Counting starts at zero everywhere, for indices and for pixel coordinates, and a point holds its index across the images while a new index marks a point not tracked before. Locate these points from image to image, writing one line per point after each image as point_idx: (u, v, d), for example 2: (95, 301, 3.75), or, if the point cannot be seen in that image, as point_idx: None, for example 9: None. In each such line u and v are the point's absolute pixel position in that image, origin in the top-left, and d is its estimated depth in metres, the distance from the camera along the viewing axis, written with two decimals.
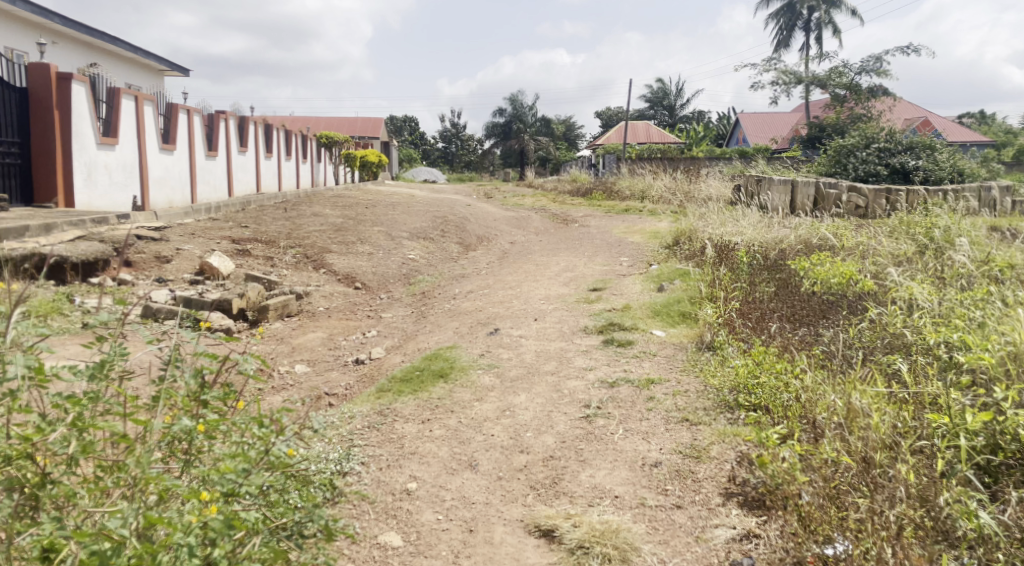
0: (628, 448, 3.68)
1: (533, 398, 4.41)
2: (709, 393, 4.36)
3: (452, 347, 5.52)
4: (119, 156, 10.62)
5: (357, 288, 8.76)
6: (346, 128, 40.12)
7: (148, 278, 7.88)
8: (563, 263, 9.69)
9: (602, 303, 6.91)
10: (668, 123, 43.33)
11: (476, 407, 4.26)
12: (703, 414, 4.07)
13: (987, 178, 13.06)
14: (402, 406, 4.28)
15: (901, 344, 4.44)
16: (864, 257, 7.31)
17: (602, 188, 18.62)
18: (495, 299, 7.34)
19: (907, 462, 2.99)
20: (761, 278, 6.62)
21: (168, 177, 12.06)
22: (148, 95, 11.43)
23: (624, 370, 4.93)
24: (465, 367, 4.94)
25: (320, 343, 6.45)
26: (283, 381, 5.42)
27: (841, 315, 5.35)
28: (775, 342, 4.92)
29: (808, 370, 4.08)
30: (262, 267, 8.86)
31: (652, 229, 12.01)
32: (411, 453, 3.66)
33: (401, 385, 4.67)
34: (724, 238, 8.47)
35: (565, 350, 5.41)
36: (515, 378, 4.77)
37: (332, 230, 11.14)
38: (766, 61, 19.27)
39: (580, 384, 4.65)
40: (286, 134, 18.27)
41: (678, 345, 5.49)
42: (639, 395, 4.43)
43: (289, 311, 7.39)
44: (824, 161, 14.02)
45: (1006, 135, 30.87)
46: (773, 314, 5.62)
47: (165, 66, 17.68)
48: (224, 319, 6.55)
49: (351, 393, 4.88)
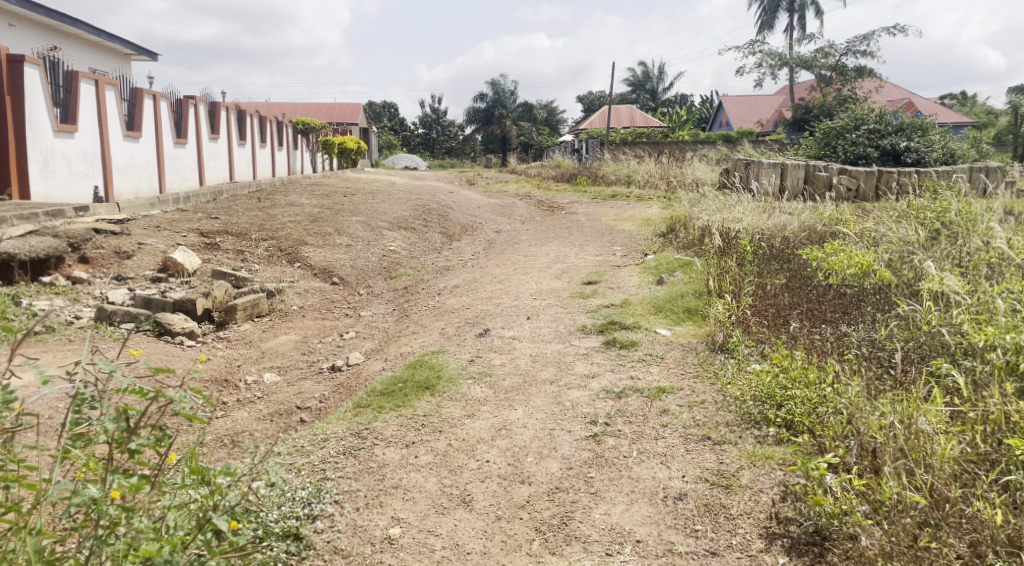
0: (646, 476, 3.17)
1: (532, 413, 3.90)
2: (731, 404, 3.87)
3: (438, 352, 5.00)
4: (78, 145, 9.95)
5: (335, 284, 8.20)
6: (324, 115, 39.32)
7: (106, 276, 7.29)
8: (553, 253, 9.19)
9: (599, 298, 6.41)
10: (650, 107, 42.82)
11: (468, 425, 3.75)
12: (727, 431, 3.59)
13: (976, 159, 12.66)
14: (383, 426, 3.75)
15: (940, 347, 3.98)
16: (876, 245, 6.85)
17: (587, 173, 18.11)
18: (482, 295, 6.82)
19: (989, 503, 2.53)
20: (770, 269, 6.17)
21: (134, 166, 11.41)
22: (110, 79, 10.74)
23: (631, 377, 4.42)
24: (453, 376, 4.42)
25: (293, 347, 5.89)
26: (251, 393, 4.88)
27: (865, 313, 4.88)
28: (799, 344, 4.46)
29: (848, 380, 3.62)
30: (231, 262, 8.27)
31: (643, 216, 11.53)
32: (393, 487, 3.14)
33: (382, 399, 4.13)
34: (723, 225, 7.98)
35: (564, 354, 4.90)
36: (511, 389, 4.25)
37: (308, 220, 10.52)
38: (751, 45, 24.34)
39: (583, 395, 4.14)
40: (259, 120, 17.60)
41: (687, 346, 5.00)
42: (650, 407, 3.94)
43: (259, 310, 6.83)
44: (814, 145, 13.58)
45: (989, 115, 30.83)
46: (789, 311, 5.15)
47: (132, 48, 16.88)
48: (187, 322, 5.97)
49: (326, 408, 4.34)
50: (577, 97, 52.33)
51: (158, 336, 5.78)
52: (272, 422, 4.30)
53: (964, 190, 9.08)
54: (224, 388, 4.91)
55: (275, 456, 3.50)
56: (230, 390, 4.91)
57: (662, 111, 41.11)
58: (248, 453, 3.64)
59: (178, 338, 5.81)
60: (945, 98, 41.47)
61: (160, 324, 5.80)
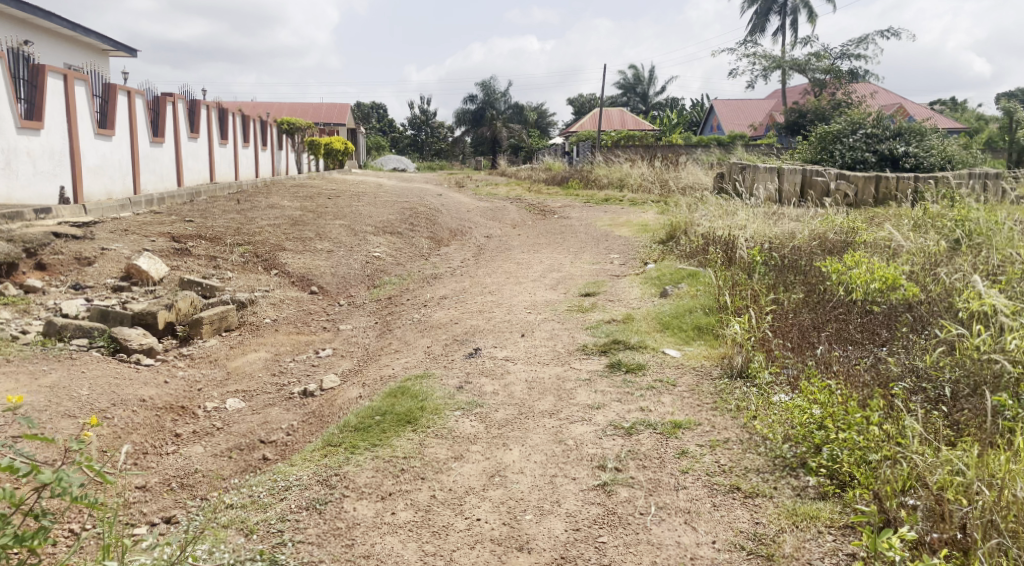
0: (668, 541, 2.73)
1: (530, 455, 3.37)
2: (761, 446, 3.36)
3: (423, 376, 4.44)
4: (45, 142, 9.35)
5: (314, 293, 7.65)
6: (311, 115, 38.69)
7: (63, 285, 6.71)
8: (547, 261, 8.64)
9: (600, 312, 5.89)
10: (640, 110, 42.39)
11: (455, 470, 3.21)
12: (760, 480, 3.08)
13: (975, 166, 12.25)
14: (356, 471, 3.22)
15: (999, 380, 3.49)
16: (892, 256, 6.36)
17: (579, 176, 17.60)
18: (472, 308, 6.26)
19: None
20: (781, 280, 5.68)
21: (106, 166, 10.80)
22: (80, 75, 10.14)
23: (642, 409, 3.89)
24: (439, 408, 3.87)
25: (263, 366, 5.32)
26: (209, 423, 4.29)
27: (901, 337, 4.40)
28: (832, 373, 3.97)
29: (901, 425, 3.15)
30: (202, 268, 7.70)
31: (640, 222, 11.03)
32: (363, 557, 2.72)
33: (356, 437, 3.58)
34: (727, 233, 7.48)
35: (563, 380, 4.35)
36: (505, 424, 3.70)
37: (288, 224, 9.96)
38: (743, 47, 23.94)
39: (589, 430, 3.60)
40: (241, 119, 16.98)
41: (701, 371, 4.47)
42: (666, 447, 3.41)
43: (228, 324, 6.24)
44: (808, 149, 13.09)
45: (978, 122, 30.70)
46: (813, 331, 4.66)
47: (108, 44, 16.19)
48: (145, 337, 5.41)
49: (292, 444, 3.79)
50: (567, 100, 51.67)
51: (112, 353, 5.23)
52: (230, 459, 3.76)
53: (972, 198, 8.61)
54: (179, 416, 4.34)
55: (225, 513, 3.02)
56: (186, 419, 4.33)
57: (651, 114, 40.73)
58: (196, 511, 3.13)
59: (134, 356, 5.25)
60: (936, 105, 41.08)
61: (115, 339, 5.26)
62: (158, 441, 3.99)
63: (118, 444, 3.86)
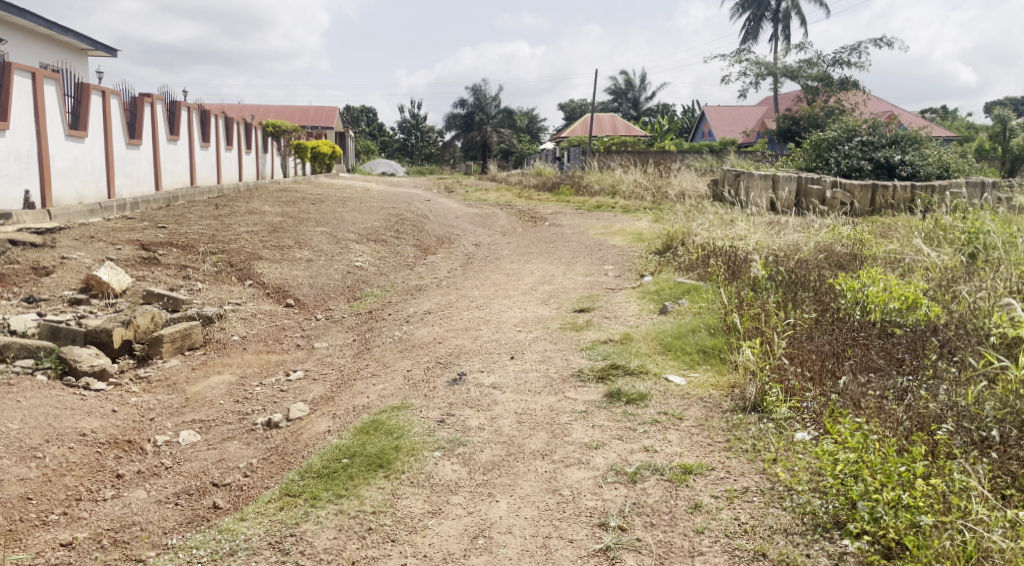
0: None
1: (519, 510, 2.94)
2: (787, 499, 2.90)
3: (399, 408, 3.95)
4: (11, 143, 8.82)
5: (289, 306, 7.17)
6: (298, 117, 38.06)
7: (15, 298, 6.19)
8: (538, 272, 8.19)
9: (595, 331, 5.41)
10: (631, 116, 42.04)
11: (431, 531, 2.81)
12: (789, 545, 2.68)
13: (973, 175, 11.83)
14: (316, 530, 2.83)
15: None
16: (902, 271, 5.91)
17: (569, 182, 17.15)
18: (457, 325, 5.76)
19: None
20: (790, 296, 5.22)
21: (79, 168, 10.28)
22: (50, 73, 9.60)
23: (646, 450, 3.42)
24: (415, 448, 3.39)
25: (226, 392, 4.83)
26: (158, 459, 3.82)
27: (930, 365, 3.97)
28: (860, 410, 3.54)
29: (950, 478, 2.76)
30: (171, 279, 7.19)
31: (634, 230, 10.59)
32: None
33: (320, 484, 3.12)
34: (730, 245, 7.03)
35: (557, 413, 3.87)
36: (491, 468, 3.24)
37: (266, 231, 9.46)
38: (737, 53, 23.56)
39: (586, 477, 3.13)
40: (224, 121, 16.47)
41: (709, 402, 4.02)
42: (677, 499, 2.95)
43: (192, 342, 5.75)
44: (803, 156, 12.67)
45: (966, 131, 30.47)
46: (832, 355, 4.21)
47: (86, 44, 15.65)
48: (97, 358, 4.91)
49: (248, 490, 3.32)
50: (559, 104, 51.20)
51: (59, 376, 4.72)
52: (176, 508, 3.28)
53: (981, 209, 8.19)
54: (127, 452, 3.86)
55: None
56: (132, 456, 3.84)
57: (642, 120, 40.30)
58: None
59: (83, 380, 4.74)
60: (924, 114, 40.92)
61: (63, 361, 4.76)
62: (100, 483, 3.55)
63: (49, 490, 3.41)
